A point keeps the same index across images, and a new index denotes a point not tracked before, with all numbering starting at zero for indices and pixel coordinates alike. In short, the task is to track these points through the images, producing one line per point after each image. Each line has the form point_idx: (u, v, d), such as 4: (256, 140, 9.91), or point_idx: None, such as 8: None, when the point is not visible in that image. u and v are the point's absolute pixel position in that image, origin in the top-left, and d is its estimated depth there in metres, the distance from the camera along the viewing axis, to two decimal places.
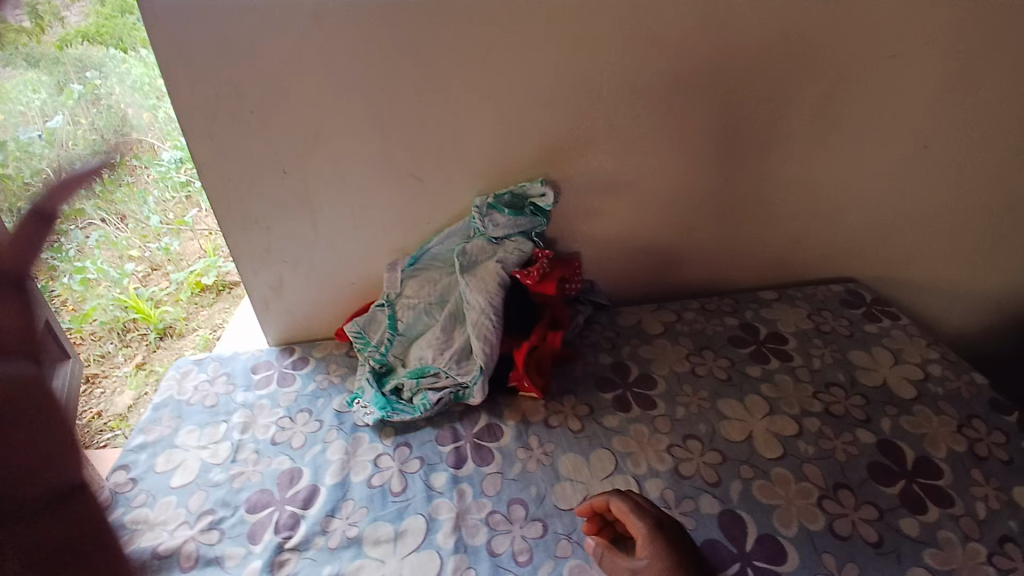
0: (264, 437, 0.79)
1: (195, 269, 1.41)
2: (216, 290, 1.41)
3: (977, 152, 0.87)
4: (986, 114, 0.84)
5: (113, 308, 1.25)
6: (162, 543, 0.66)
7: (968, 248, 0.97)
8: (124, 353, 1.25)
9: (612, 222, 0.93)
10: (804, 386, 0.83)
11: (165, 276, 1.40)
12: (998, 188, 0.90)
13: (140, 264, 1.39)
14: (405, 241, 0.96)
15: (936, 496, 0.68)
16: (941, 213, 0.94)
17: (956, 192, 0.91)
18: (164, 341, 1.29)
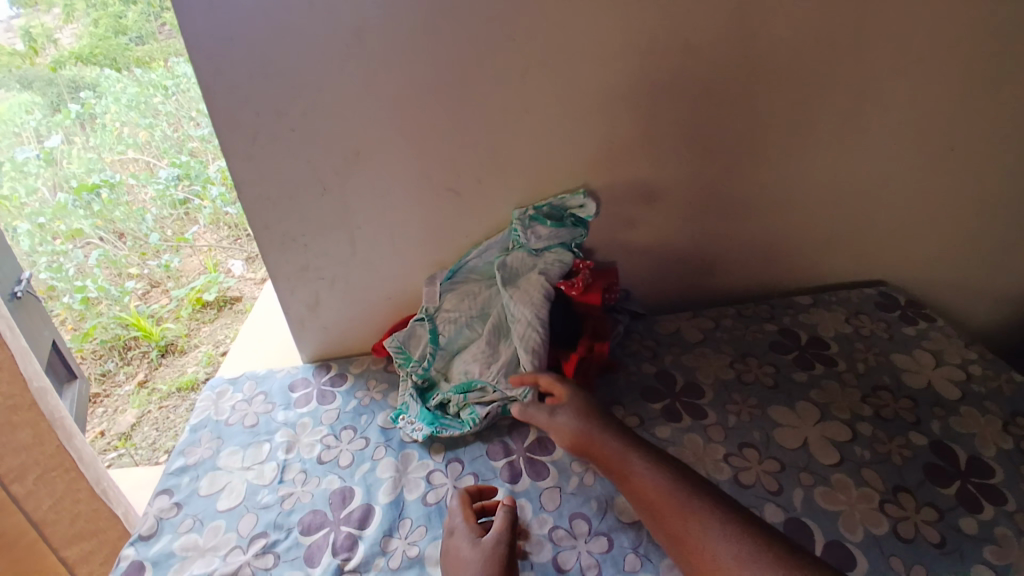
0: (310, 456, 0.82)
1: (196, 287, 1.64)
2: (216, 306, 1.65)
3: (994, 147, 0.92)
4: (1006, 111, 0.89)
5: (113, 327, 1.52)
6: (215, 567, 0.69)
7: (983, 241, 1.03)
8: (125, 370, 1.51)
9: (640, 221, 0.97)
10: (851, 391, 0.82)
11: (165, 292, 1.67)
12: (1011, 184, 0.96)
13: (140, 282, 1.66)
14: (442, 255, 0.97)
15: (991, 494, 0.68)
16: (958, 208, 0.99)
17: (974, 187, 0.97)
18: (165, 358, 1.54)
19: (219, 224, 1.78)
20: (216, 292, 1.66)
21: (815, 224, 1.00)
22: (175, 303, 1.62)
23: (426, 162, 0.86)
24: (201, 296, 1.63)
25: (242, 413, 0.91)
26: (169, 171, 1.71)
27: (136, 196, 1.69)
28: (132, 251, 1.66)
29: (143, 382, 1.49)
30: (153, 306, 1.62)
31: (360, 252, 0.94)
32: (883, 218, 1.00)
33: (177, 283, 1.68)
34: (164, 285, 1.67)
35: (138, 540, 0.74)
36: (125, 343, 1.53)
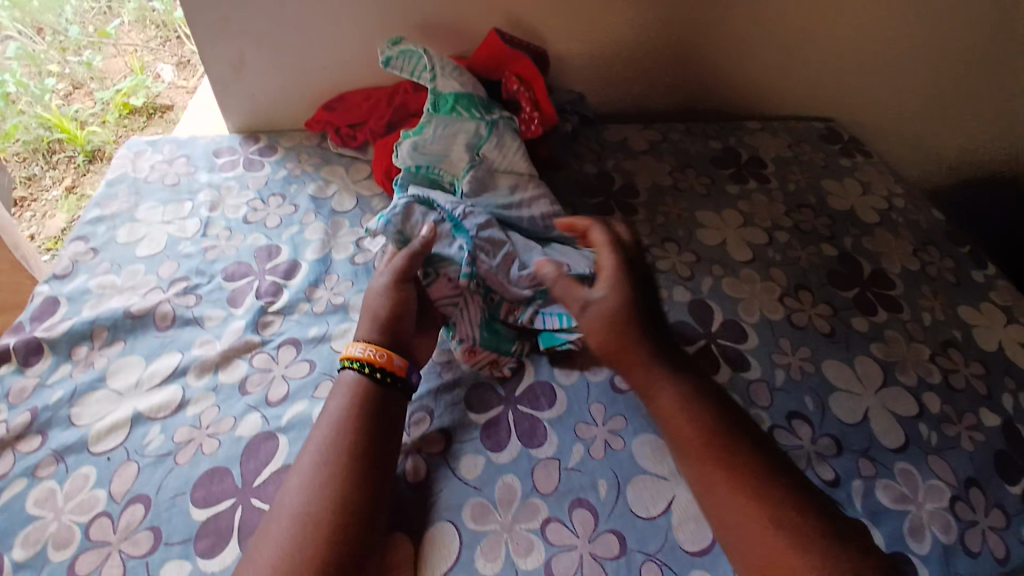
0: (235, 217, 0.79)
1: (121, 88, 1.31)
2: (145, 114, 1.30)
3: None
4: None
5: (34, 127, 1.23)
6: (133, 302, 0.68)
7: (945, 87, 1.01)
8: (54, 177, 1.23)
9: (603, 16, 0.90)
10: (776, 205, 0.85)
11: (89, 94, 1.31)
12: (985, 25, 0.92)
13: (62, 81, 1.31)
14: (386, 26, 0.88)
15: (887, 302, 0.74)
16: (930, 50, 0.95)
17: (948, 24, 0.93)
18: (93, 165, 1.24)
19: (148, 24, 1.43)
20: (145, 99, 1.32)
21: (782, 47, 0.95)
22: (100, 106, 1.28)
23: None
24: (126, 100, 1.30)
25: (162, 172, 0.86)
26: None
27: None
28: (51, 47, 1.33)
29: (72, 188, 1.22)
30: (76, 108, 1.28)
31: (291, 6, 0.85)
32: (851, 49, 0.96)
33: (103, 86, 1.31)
34: (87, 88, 1.31)
35: (51, 279, 0.72)
36: (49, 147, 1.24)
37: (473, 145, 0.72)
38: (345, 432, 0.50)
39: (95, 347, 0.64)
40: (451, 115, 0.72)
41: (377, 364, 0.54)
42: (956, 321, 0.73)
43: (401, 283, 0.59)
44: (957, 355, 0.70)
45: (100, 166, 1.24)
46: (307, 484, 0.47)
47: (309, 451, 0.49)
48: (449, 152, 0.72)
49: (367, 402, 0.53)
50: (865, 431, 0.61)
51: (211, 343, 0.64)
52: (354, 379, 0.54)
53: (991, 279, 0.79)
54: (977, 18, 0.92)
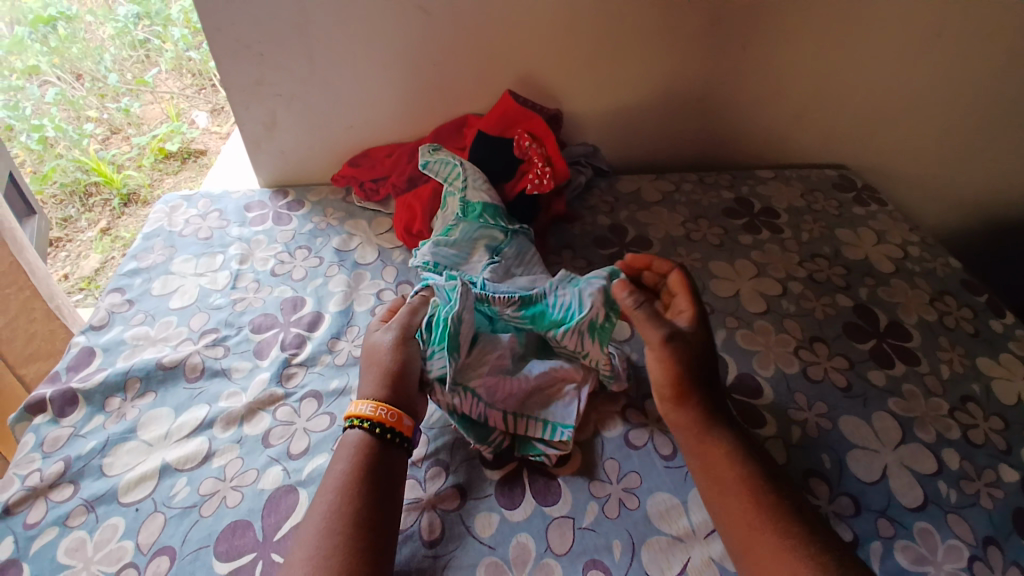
0: (263, 269, 0.83)
1: (158, 134, 1.38)
2: (181, 159, 1.37)
3: (993, 32, 0.88)
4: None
5: (74, 171, 1.28)
6: (165, 353, 0.71)
7: (956, 137, 1.02)
8: (88, 217, 1.29)
9: (616, 74, 0.93)
10: (790, 255, 0.86)
11: (126, 139, 1.39)
12: (996, 79, 0.93)
13: (100, 127, 1.40)
14: (410, 86, 0.93)
15: (903, 354, 0.74)
16: (939, 101, 0.97)
17: (958, 80, 0.94)
18: (129, 208, 1.31)
19: (183, 72, 1.48)
20: (180, 144, 1.38)
21: (793, 99, 0.97)
22: (137, 151, 1.36)
23: None
24: (163, 146, 1.36)
25: (196, 226, 0.91)
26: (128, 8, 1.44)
27: (95, 34, 1.42)
28: (91, 93, 1.40)
29: (106, 230, 1.27)
30: (114, 152, 1.36)
31: (319, 69, 0.90)
32: (861, 101, 0.97)
33: (139, 132, 1.40)
34: (125, 133, 1.40)
35: (89, 330, 0.75)
36: (86, 189, 1.30)
37: (493, 248, 0.75)
38: (349, 498, 0.51)
39: (127, 399, 0.67)
40: (478, 222, 0.76)
41: (388, 424, 0.56)
42: (974, 373, 0.72)
43: (405, 341, 0.61)
44: (977, 409, 0.69)
45: (135, 209, 1.31)
46: (315, 551, 0.47)
47: (316, 516, 0.50)
48: (471, 253, 0.74)
49: (372, 466, 0.53)
50: (883, 490, 0.60)
51: (237, 395, 0.67)
52: (361, 437, 0.55)
53: (1010, 327, 0.79)
54: (989, 70, 0.92)
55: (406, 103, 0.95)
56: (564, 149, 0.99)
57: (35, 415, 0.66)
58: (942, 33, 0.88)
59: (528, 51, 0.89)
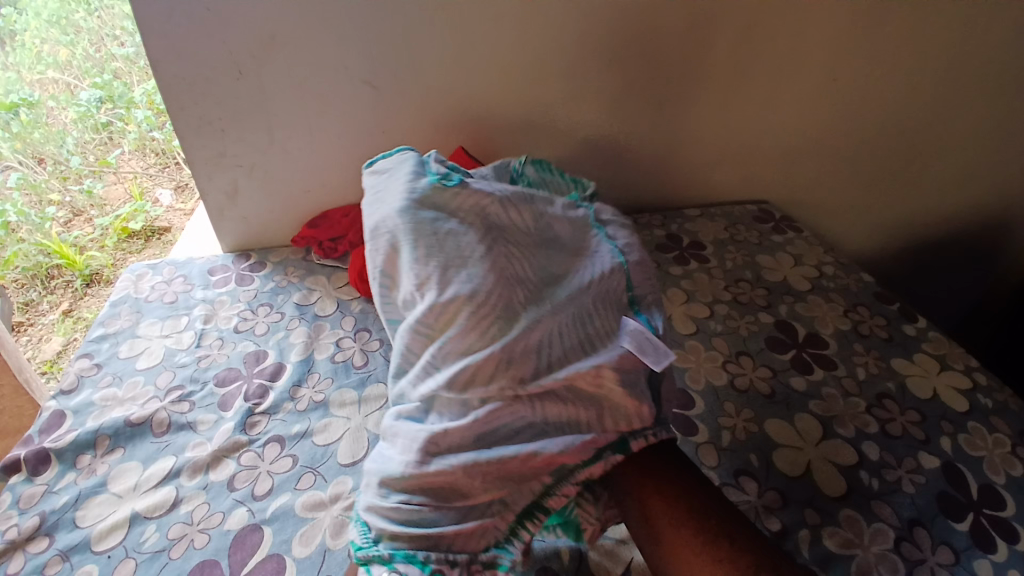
0: (226, 326, 0.88)
1: (121, 214, 1.42)
2: (144, 237, 1.42)
3: (876, 80, 1.01)
4: (880, 51, 0.97)
5: (36, 254, 1.31)
6: (133, 410, 0.75)
7: (862, 171, 1.13)
8: (50, 300, 1.31)
9: (551, 132, 1.03)
10: (716, 282, 0.95)
11: (89, 221, 1.42)
12: (884, 120, 1.06)
13: (61, 210, 1.42)
14: (364, 152, 1.01)
15: (822, 360, 0.81)
16: (840, 142, 1.09)
17: (851, 123, 1.06)
18: (92, 288, 1.34)
19: (146, 151, 1.54)
20: (143, 223, 1.43)
21: (712, 145, 1.08)
22: (99, 232, 1.39)
23: (341, 52, 0.90)
24: (126, 225, 1.41)
25: (161, 292, 0.95)
26: (91, 92, 1.44)
27: (58, 119, 1.42)
28: (53, 176, 1.41)
29: (69, 311, 1.30)
30: (76, 234, 1.38)
31: (278, 141, 0.98)
32: (772, 145, 1.09)
33: (103, 213, 1.44)
34: (87, 214, 1.43)
35: (59, 394, 0.78)
36: (47, 272, 1.32)
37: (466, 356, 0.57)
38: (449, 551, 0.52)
39: (97, 455, 0.70)
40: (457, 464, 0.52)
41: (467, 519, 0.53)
42: (888, 373, 0.80)
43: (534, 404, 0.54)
44: (893, 405, 0.76)
45: (96, 288, 1.34)
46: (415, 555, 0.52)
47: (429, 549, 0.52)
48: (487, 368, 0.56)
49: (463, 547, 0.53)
50: (808, 483, 0.66)
51: (203, 445, 0.70)
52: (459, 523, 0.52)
53: (921, 330, 0.87)
54: (880, 110, 1.05)
55: (359, 168, 1.03)
56: None
57: (10, 474, 0.69)
58: (833, 82, 1.01)
59: (470, 114, 0.99)
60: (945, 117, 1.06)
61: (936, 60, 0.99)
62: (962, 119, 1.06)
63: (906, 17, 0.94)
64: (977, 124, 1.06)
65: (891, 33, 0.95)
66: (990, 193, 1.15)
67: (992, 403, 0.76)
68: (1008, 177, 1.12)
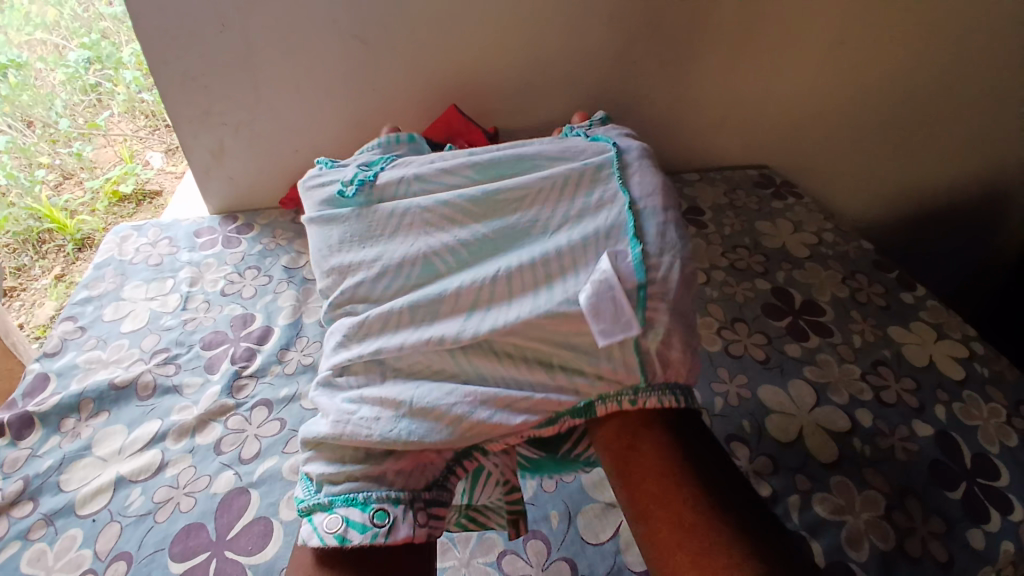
0: (213, 289, 0.86)
1: (112, 177, 1.39)
2: (135, 201, 1.39)
3: (886, 41, 0.97)
4: (892, 8, 0.93)
5: (26, 218, 1.27)
6: (117, 373, 0.73)
7: (866, 136, 1.10)
8: (42, 265, 1.28)
9: (548, 91, 0.99)
10: (714, 247, 0.93)
11: (80, 184, 1.38)
12: (892, 84, 1.03)
13: (52, 172, 1.37)
14: (354, 110, 0.98)
15: (818, 328, 0.80)
16: (845, 105, 1.05)
17: (858, 86, 1.03)
18: (83, 252, 1.31)
19: (136, 113, 1.49)
20: (134, 185, 1.40)
21: (714, 107, 1.04)
22: (90, 195, 1.36)
23: (328, 2, 0.85)
24: (116, 188, 1.37)
25: (146, 254, 0.93)
26: (79, 52, 1.40)
27: (45, 81, 1.38)
28: (42, 139, 1.37)
29: (62, 276, 1.27)
30: (67, 197, 1.35)
31: (264, 98, 0.94)
32: (776, 108, 1.05)
33: (93, 176, 1.40)
34: (78, 177, 1.39)
35: (43, 357, 0.77)
36: (39, 237, 1.29)
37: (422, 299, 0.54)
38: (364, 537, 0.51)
39: (82, 419, 0.69)
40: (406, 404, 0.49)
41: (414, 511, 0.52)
42: (885, 341, 0.79)
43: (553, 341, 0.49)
44: (888, 373, 0.75)
45: (89, 252, 1.31)
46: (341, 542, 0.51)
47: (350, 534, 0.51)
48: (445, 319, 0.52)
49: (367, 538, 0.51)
50: (800, 449, 0.66)
51: (188, 408, 0.69)
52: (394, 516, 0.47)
53: (920, 299, 0.86)
54: (892, 70, 1.01)
55: (349, 127, 0.99)
56: None
57: None
58: (841, 43, 0.97)
59: (464, 71, 0.95)
60: (956, 80, 1.02)
61: (950, 20, 0.94)
62: (976, 82, 1.02)
63: None
64: (988, 89, 1.03)
65: None
66: (997, 160, 1.12)
67: (988, 372, 0.76)
68: (1015, 144, 1.10)
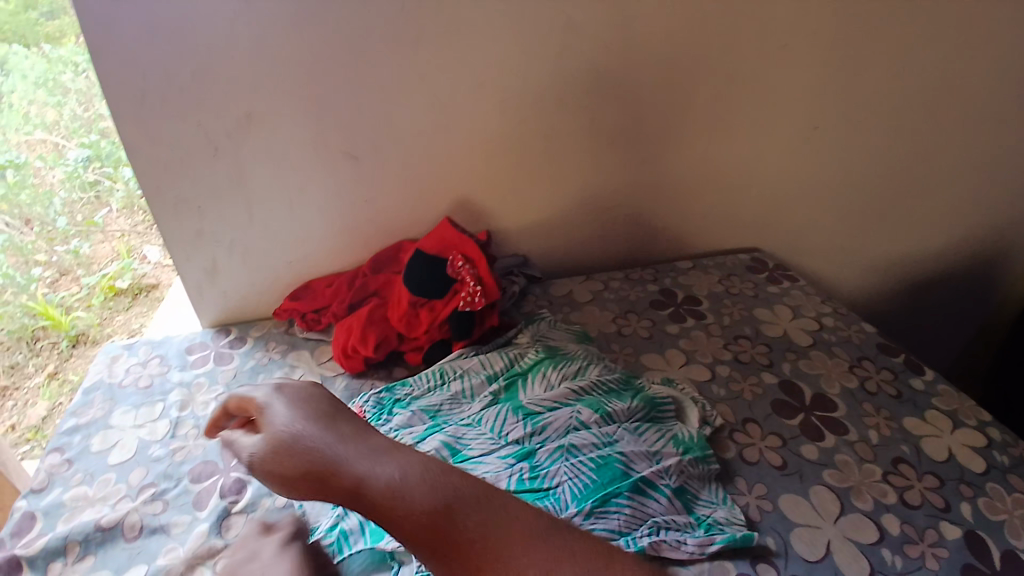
0: (204, 413, 0.83)
1: (108, 273, 1.31)
2: (131, 295, 1.32)
3: (856, 128, 1.01)
4: (860, 98, 0.98)
5: (21, 316, 1.21)
6: (104, 513, 0.70)
7: (853, 218, 1.12)
8: (36, 362, 1.22)
9: (540, 193, 1.01)
10: (715, 339, 0.92)
11: (76, 281, 1.29)
12: (872, 166, 1.06)
13: (47, 269, 1.26)
14: (348, 220, 0.98)
15: (833, 425, 0.77)
16: (829, 189, 1.08)
17: (839, 170, 1.06)
18: (77, 350, 1.25)
19: (135, 209, 1.34)
20: (131, 280, 1.33)
21: (700, 199, 1.06)
22: (86, 291, 1.28)
23: (322, 123, 0.88)
24: (113, 284, 1.31)
25: (137, 375, 0.90)
26: (78, 151, 1.22)
27: (45, 178, 1.22)
28: (40, 237, 1.24)
29: (55, 373, 1.22)
30: (63, 293, 1.26)
31: (258, 216, 0.95)
32: (762, 194, 1.07)
33: (90, 272, 1.31)
34: (74, 274, 1.29)
35: (28, 493, 0.73)
36: (33, 334, 1.22)
37: None
38: None
39: (67, 563, 0.65)
40: None
41: None
42: (901, 434, 0.76)
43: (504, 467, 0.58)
44: (909, 470, 0.72)
45: (83, 349, 1.26)
46: None
47: None
48: None
49: None
50: (829, 567, 0.61)
51: (175, 550, 0.66)
52: None
53: (930, 383, 0.84)
54: (870, 152, 1.04)
55: (342, 237, 1.00)
56: (496, 263, 1.04)
57: None
58: (817, 127, 1.00)
59: (456, 179, 0.97)
60: (931, 159, 1.05)
61: (916, 105, 0.99)
62: (951, 159, 1.06)
63: (880, 64, 0.94)
64: (964, 165, 1.06)
65: (869, 80, 0.96)
66: (985, 229, 1.14)
67: (1008, 459, 0.73)
68: (997, 214, 1.12)
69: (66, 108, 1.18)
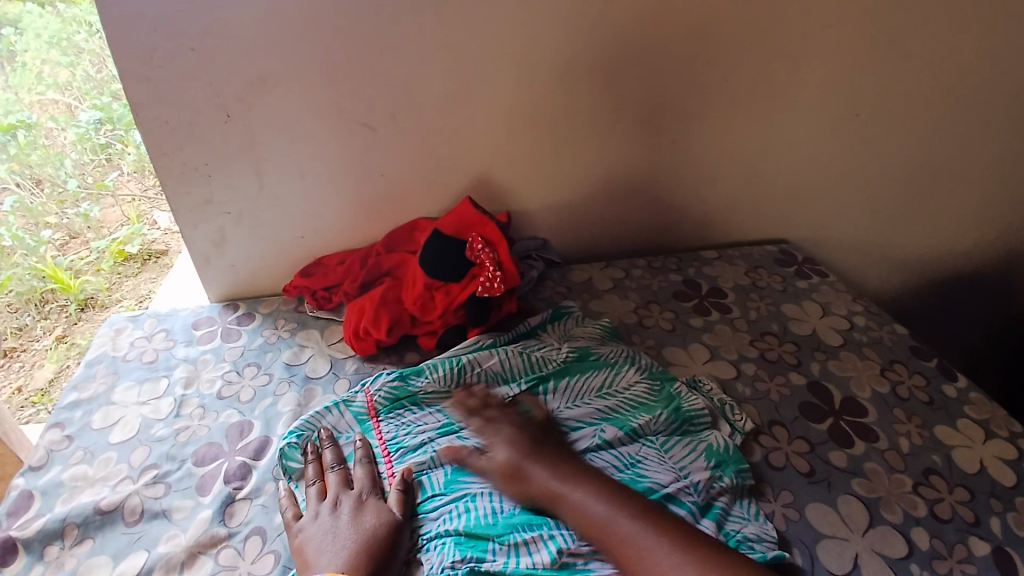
0: (209, 392, 0.81)
1: (117, 237, 1.27)
2: (141, 260, 1.28)
3: (899, 117, 0.96)
4: (906, 83, 0.92)
5: (29, 278, 1.14)
6: (104, 495, 0.68)
7: (888, 211, 1.06)
8: (45, 325, 1.15)
9: (562, 174, 0.97)
10: (741, 335, 0.88)
11: (86, 245, 1.24)
12: (912, 157, 1.00)
13: (57, 231, 1.22)
14: (361, 195, 0.94)
15: (863, 431, 0.74)
16: (864, 180, 1.03)
17: (876, 161, 1.00)
18: (86, 314, 1.19)
19: (146, 172, 1.34)
20: (141, 245, 1.28)
21: (729, 186, 1.01)
22: (96, 254, 1.23)
23: (336, 91, 0.84)
24: (123, 249, 1.26)
25: (141, 349, 0.88)
26: (91, 113, 1.21)
27: (57, 140, 1.19)
28: (50, 199, 1.20)
29: (63, 336, 1.15)
30: (72, 257, 1.21)
31: (268, 187, 0.92)
32: (793, 182, 1.02)
33: (100, 236, 1.26)
34: (84, 238, 1.25)
35: (27, 471, 0.71)
36: (41, 297, 1.16)
37: None
38: None
39: (66, 546, 0.63)
40: None
41: None
42: (933, 443, 0.73)
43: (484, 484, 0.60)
44: (941, 483, 0.68)
45: (92, 314, 1.19)
46: None
47: None
48: None
49: None
50: None
51: (177, 537, 0.63)
52: None
53: (964, 391, 0.80)
54: (911, 143, 0.99)
55: (355, 212, 0.96)
56: (515, 245, 0.99)
57: None
58: (858, 114, 0.95)
59: (475, 156, 0.93)
60: (975, 152, 1.00)
61: (964, 93, 0.93)
62: (996, 153, 1.00)
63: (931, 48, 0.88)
64: (1009, 160, 1.01)
65: (918, 64, 0.90)
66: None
67: None
68: None
69: (82, 67, 1.17)
